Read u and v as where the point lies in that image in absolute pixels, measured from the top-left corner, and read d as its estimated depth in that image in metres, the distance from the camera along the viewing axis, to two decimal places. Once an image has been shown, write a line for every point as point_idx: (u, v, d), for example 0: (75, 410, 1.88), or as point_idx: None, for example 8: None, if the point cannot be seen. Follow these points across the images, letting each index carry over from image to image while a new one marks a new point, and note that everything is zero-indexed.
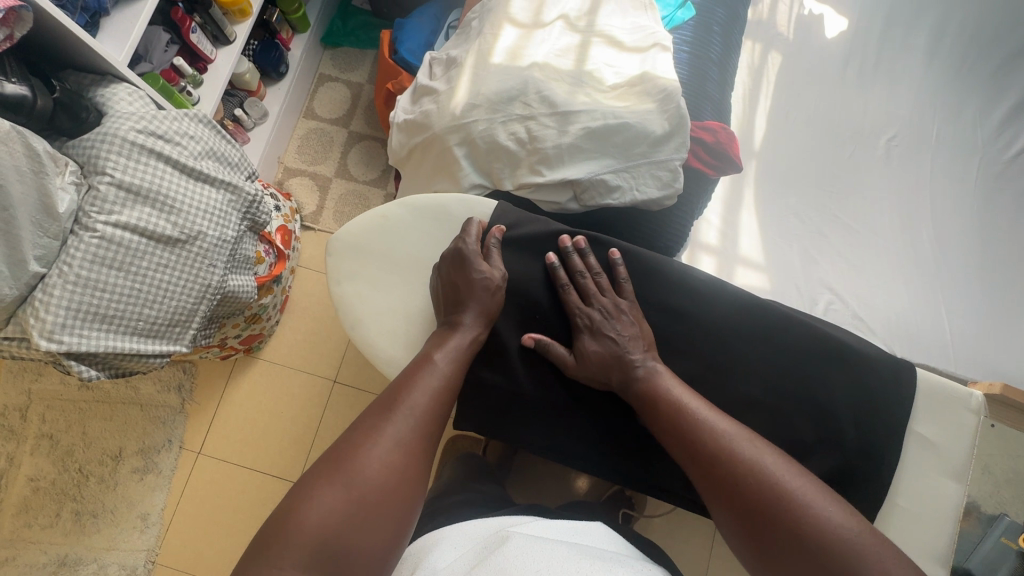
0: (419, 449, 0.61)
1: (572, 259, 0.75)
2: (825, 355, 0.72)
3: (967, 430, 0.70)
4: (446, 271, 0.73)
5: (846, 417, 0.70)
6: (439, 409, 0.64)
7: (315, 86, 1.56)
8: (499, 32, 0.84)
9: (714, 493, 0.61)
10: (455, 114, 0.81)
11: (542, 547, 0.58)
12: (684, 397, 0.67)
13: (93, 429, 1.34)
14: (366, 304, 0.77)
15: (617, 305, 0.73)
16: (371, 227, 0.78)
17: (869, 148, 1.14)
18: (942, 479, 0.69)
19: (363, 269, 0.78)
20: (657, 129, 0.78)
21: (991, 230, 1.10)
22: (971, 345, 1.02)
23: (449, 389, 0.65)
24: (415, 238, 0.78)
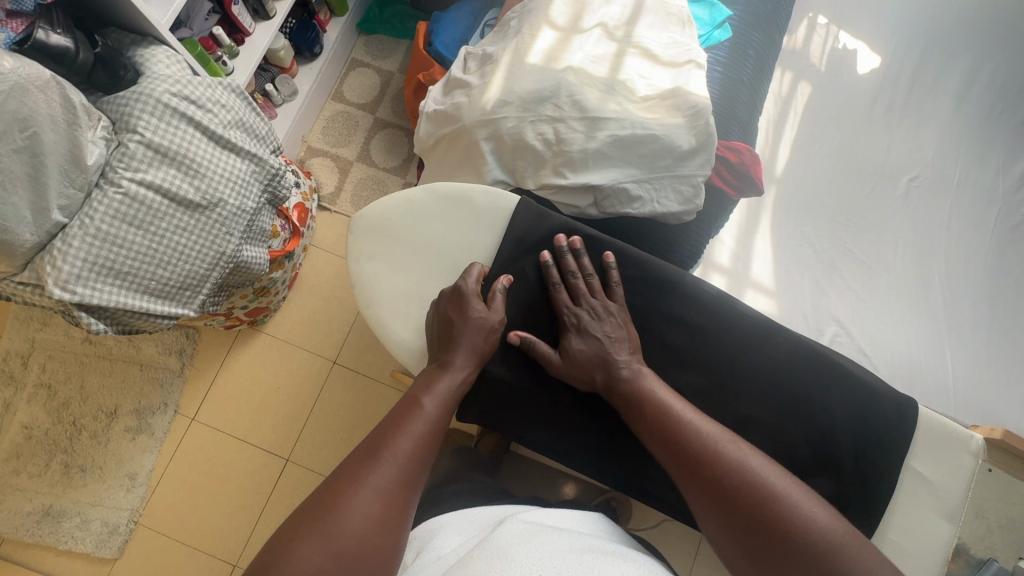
0: (401, 497, 0.59)
1: (564, 259, 0.76)
2: (828, 384, 0.72)
3: (965, 472, 0.69)
4: (447, 302, 0.72)
5: (843, 446, 0.71)
6: (424, 455, 0.63)
7: (346, 70, 1.57)
8: (538, 33, 0.85)
9: (702, 493, 0.61)
10: (486, 109, 0.82)
11: (543, 537, 0.63)
12: (669, 398, 0.68)
13: (91, 384, 1.34)
14: (382, 285, 0.78)
15: (606, 306, 0.73)
16: (394, 210, 0.79)
17: (890, 186, 1.15)
18: (936, 517, 0.69)
19: (381, 250, 0.78)
20: (684, 145, 0.79)
21: (1003, 281, 1.10)
22: (972, 390, 1.02)
23: (433, 434, 0.64)
24: (435, 225, 0.78)
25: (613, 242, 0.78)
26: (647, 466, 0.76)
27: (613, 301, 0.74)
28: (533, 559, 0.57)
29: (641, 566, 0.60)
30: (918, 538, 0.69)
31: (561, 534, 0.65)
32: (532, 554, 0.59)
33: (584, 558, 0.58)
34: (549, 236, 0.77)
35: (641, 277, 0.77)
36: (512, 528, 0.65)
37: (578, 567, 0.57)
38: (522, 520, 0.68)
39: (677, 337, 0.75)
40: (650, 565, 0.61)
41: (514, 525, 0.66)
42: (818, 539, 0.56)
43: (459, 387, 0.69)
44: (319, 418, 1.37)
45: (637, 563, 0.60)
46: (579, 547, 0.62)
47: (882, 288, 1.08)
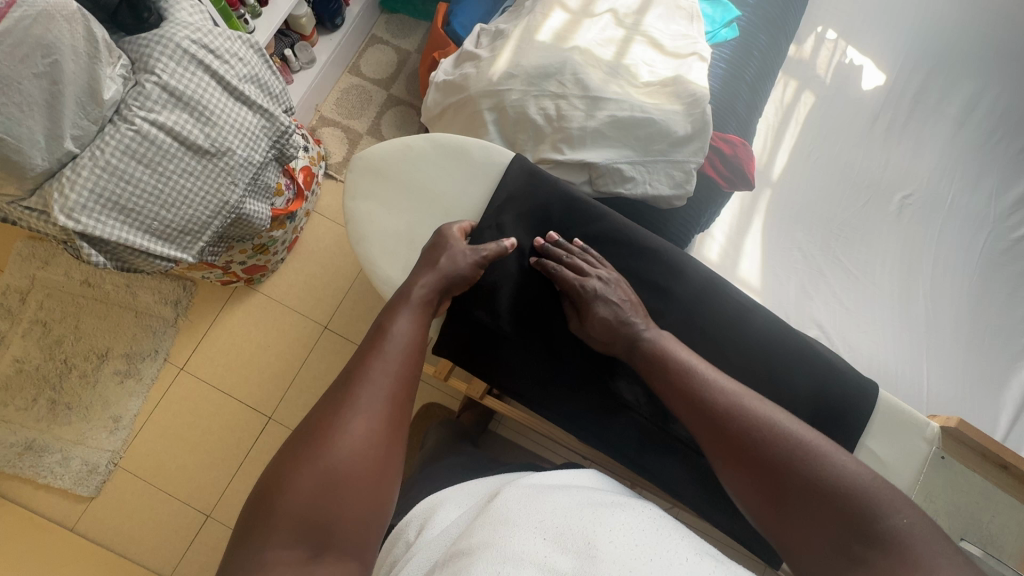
0: (389, 414, 0.60)
1: (546, 248, 0.77)
2: (798, 371, 0.74)
3: (917, 461, 0.71)
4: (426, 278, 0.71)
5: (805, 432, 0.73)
6: (404, 371, 0.64)
7: (364, 46, 1.61)
8: (549, 13, 0.88)
9: (729, 451, 0.63)
10: (492, 80, 0.85)
11: (546, 500, 0.64)
12: (692, 357, 0.70)
13: (85, 325, 1.37)
14: (376, 227, 0.80)
15: (611, 276, 0.76)
16: (397, 156, 0.81)
17: (884, 201, 1.17)
18: None
19: (379, 192, 0.81)
20: (680, 131, 0.82)
21: (985, 302, 1.12)
22: (944, 401, 1.04)
23: (409, 352, 0.65)
24: (433, 176, 0.81)
25: (603, 208, 0.80)
26: (611, 428, 0.78)
27: (607, 268, 0.77)
28: (537, 524, 0.59)
29: (644, 513, 0.62)
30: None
31: (563, 492, 0.67)
32: (533, 517, 0.61)
33: (585, 513, 0.60)
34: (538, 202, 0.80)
35: (625, 250, 0.79)
36: (511, 494, 0.66)
37: (581, 524, 0.58)
38: (522, 484, 0.70)
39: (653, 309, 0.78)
40: (653, 511, 0.63)
41: (513, 491, 0.68)
42: (844, 485, 0.57)
43: (420, 298, 0.70)
44: (306, 379, 1.39)
45: (640, 510, 0.62)
46: (582, 503, 0.64)
47: (866, 296, 1.11)
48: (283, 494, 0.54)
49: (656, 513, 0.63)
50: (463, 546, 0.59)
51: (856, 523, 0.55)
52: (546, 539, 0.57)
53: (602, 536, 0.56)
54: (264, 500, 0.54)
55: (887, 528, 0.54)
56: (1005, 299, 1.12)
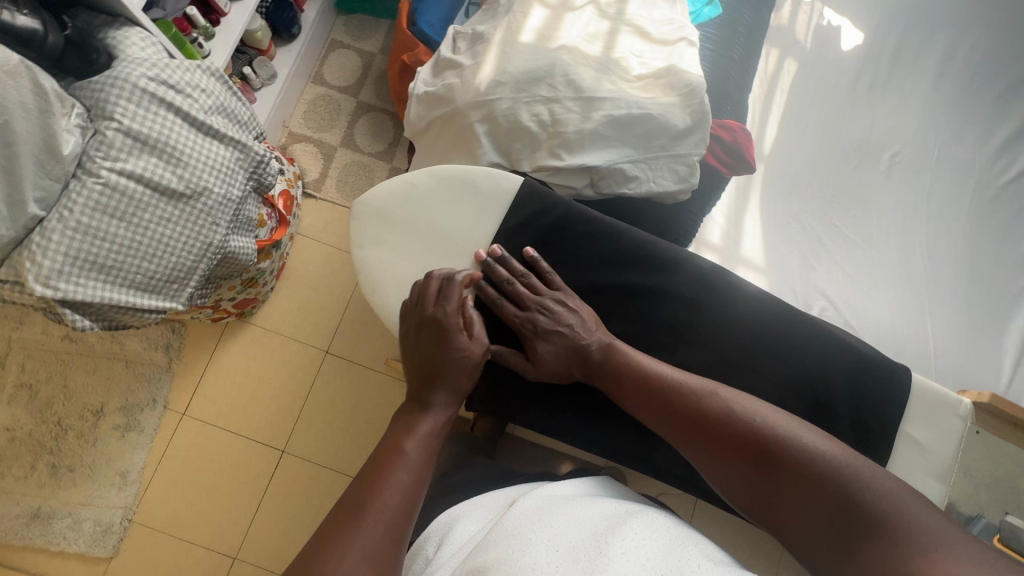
0: (389, 548, 0.54)
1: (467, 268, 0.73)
2: (827, 356, 0.73)
3: (954, 439, 0.70)
4: (415, 329, 0.70)
5: (842, 418, 0.71)
6: (409, 504, 0.58)
7: (325, 52, 1.53)
8: (529, 11, 0.84)
9: (704, 447, 0.63)
10: (479, 90, 0.81)
11: (558, 513, 0.64)
12: (646, 363, 0.70)
13: (75, 382, 1.31)
14: (390, 269, 0.77)
15: (555, 299, 0.74)
16: (398, 195, 0.78)
17: (874, 162, 1.17)
18: (925, 479, 0.70)
19: (387, 236, 0.77)
20: (679, 123, 0.79)
21: (981, 251, 1.14)
22: (950, 356, 1.07)
23: (418, 480, 0.59)
24: (440, 210, 0.77)
25: (619, 225, 0.78)
26: (646, 441, 0.77)
27: (551, 290, 0.74)
28: (548, 535, 0.59)
29: (657, 518, 0.62)
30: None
31: (576, 503, 0.66)
32: (545, 531, 0.60)
33: (598, 525, 0.60)
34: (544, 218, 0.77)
35: (641, 255, 0.77)
36: (520, 507, 0.66)
37: (593, 534, 0.58)
38: (535, 497, 0.69)
39: (673, 312, 0.76)
40: (666, 517, 0.63)
41: (525, 504, 0.67)
42: (824, 472, 0.57)
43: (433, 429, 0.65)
44: (314, 408, 1.36)
45: (652, 515, 0.62)
46: (594, 511, 0.64)
47: (864, 260, 1.11)
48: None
49: (669, 519, 0.63)
50: (478, 562, 0.58)
51: (841, 503, 0.55)
52: (559, 550, 0.56)
53: (615, 541, 0.56)
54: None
55: (868, 502, 0.54)
56: (999, 246, 1.14)
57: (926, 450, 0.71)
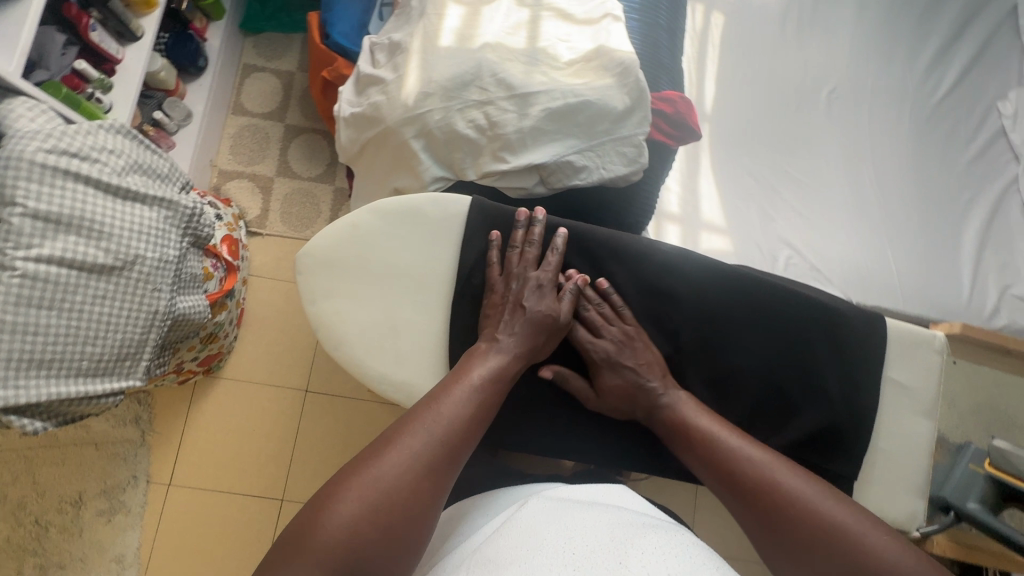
0: (443, 455, 0.55)
1: (538, 232, 0.71)
2: (803, 317, 0.73)
3: (935, 375, 0.72)
4: (512, 290, 0.69)
5: (826, 373, 0.72)
6: (469, 423, 0.58)
7: (240, 79, 1.44)
8: (444, 11, 0.79)
9: (761, 525, 0.58)
10: (408, 105, 0.77)
11: (569, 523, 0.60)
12: (716, 433, 0.65)
13: (45, 476, 1.23)
14: (350, 316, 0.71)
15: (626, 333, 0.72)
16: (347, 237, 0.72)
17: (813, 102, 1.18)
18: (915, 418, 0.72)
19: (340, 286, 0.71)
20: (619, 105, 0.77)
21: (926, 172, 1.17)
22: (914, 280, 1.10)
23: (478, 400, 0.60)
24: (392, 248, 0.72)
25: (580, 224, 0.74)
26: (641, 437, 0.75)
27: (623, 323, 0.72)
28: (566, 542, 0.55)
29: (676, 533, 0.58)
30: (902, 442, 0.72)
31: (593, 513, 0.63)
32: (562, 537, 0.56)
33: (616, 535, 0.56)
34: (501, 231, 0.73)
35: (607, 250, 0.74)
36: (538, 514, 0.62)
37: (606, 541, 0.55)
38: (550, 504, 0.66)
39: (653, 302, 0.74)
40: (686, 532, 0.59)
41: (542, 509, 0.64)
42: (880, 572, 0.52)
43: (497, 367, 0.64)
44: (306, 449, 1.32)
45: (671, 528, 0.59)
46: (608, 519, 0.61)
47: (820, 202, 1.13)
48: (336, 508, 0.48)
49: (689, 535, 0.59)
50: (490, 559, 0.55)
51: None
52: (576, 555, 0.53)
53: (633, 551, 0.52)
54: (311, 515, 0.48)
55: None
56: (941, 165, 1.18)
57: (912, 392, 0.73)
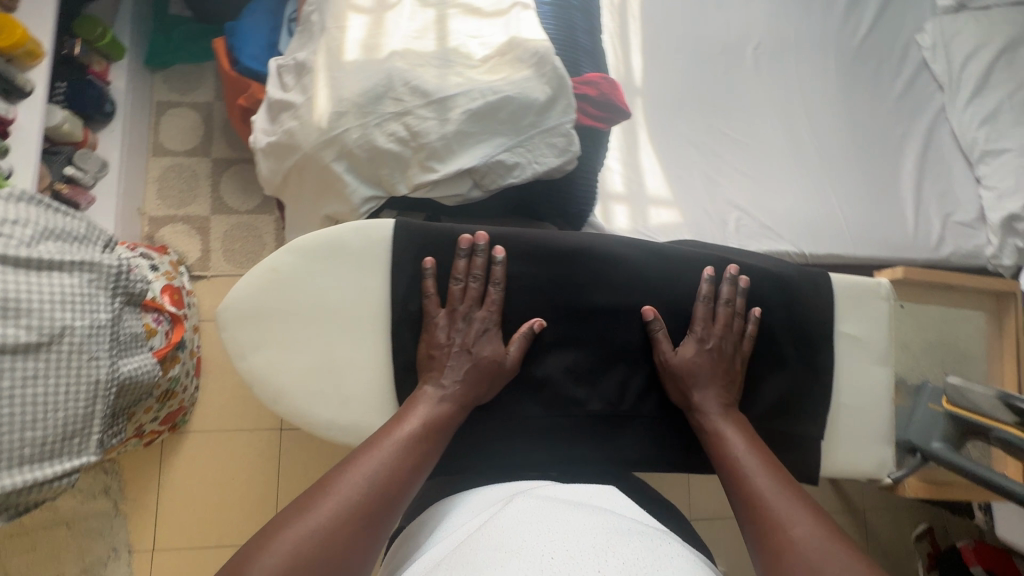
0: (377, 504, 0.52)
1: (482, 264, 0.65)
2: (750, 283, 0.71)
3: (884, 320, 0.72)
4: (456, 333, 0.63)
5: (781, 337, 0.71)
6: (411, 472, 0.56)
7: (155, 118, 1.36)
8: (345, 24, 0.75)
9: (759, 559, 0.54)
10: (322, 127, 0.73)
11: (548, 525, 0.55)
12: (753, 468, 0.61)
13: (17, 566, 1.17)
14: (285, 374, 0.64)
15: (737, 349, 0.69)
16: (261, 289, 0.64)
17: (740, 60, 1.19)
18: (873, 366, 0.72)
19: (269, 334, 0.64)
20: (540, 96, 0.74)
21: (856, 115, 1.19)
22: (860, 222, 1.12)
23: (424, 450, 0.58)
24: (316, 286, 0.64)
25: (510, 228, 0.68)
26: (615, 438, 0.71)
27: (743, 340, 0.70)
28: (546, 545, 0.50)
29: (672, 556, 0.52)
30: (866, 392, 0.71)
31: (576, 512, 0.58)
32: (543, 540, 0.52)
33: (598, 539, 0.52)
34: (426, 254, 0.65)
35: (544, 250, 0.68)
36: (521, 513, 0.58)
37: (588, 550, 0.50)
38: (533, 499, 0.61)
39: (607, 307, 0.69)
40: (683, 554, 0.53)
41: (526, 506, 0.59)
42: None
43: (444, 414, 0.61)
44: (291, 488, 1.29)
45: (667, 549, 0.52)
46: (597, 524, 0.55)
47: (760, 159, 1.14)
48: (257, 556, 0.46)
49: (688, 559, 0.52)
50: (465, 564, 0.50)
51: None
52: (556, 560, 0.48)
53: (612, 562, 0.48)
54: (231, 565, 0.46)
55: None
56: (870, 105, 1.20)
57: (864, 341, 0.72)
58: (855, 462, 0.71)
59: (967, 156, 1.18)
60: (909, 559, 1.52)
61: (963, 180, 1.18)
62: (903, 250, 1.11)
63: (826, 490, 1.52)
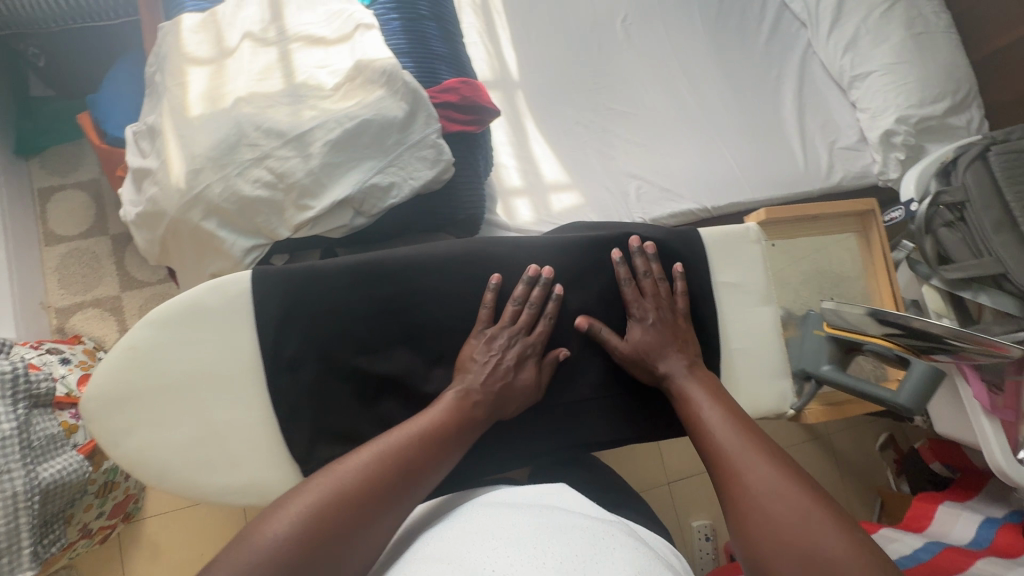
0: (402, 475, 0.48)
1: (541, 293, 0.60)
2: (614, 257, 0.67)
3: (758, 262, 0.70)
4: (496, 350, 0.56)
5: (662, 302, 0.68)
6: (439, 447, 0.51)
7: (41, 206, 1.30)
8: (186, 79, 0.73)
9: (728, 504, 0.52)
10: (181, 189, 0.71)
11: (489, 524, 0.52)
12: (718, 422, 0.58)
13: None
14: (169, 463, 0.50)
15: (674, 315, 0.66)
16: (116, 366, 0.50)
17: (611, 36, 1.21)
18: (758, 310, 0.70)
19: (142, 418, 0.51)
20: (399, 113, 0.74)
21: (730, 66, 1.24)
22: (754, 167, 1.16)
23: (458, 424, 0.53)
24: (192, 357, 0.51)
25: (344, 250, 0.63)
26: None
27: (676, 306, 0.67)
28: (491, 562, 0.46)
29: (620, 556, 0.49)
30: (754, 334, 0.70)
31: (533, 520, 0.54)
32: (490, 554, 0.47)
33: (551, 546, 0.48)
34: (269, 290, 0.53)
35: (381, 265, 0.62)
36: (468, 526, 0.53)
37: (540, 562, 0.45)
38: (483, 509, 0.56)
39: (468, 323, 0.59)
40: (625, 555, 0.49)
41: (475, 519, 0.54)
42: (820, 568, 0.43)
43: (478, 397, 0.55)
44: None
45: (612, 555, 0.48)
46: (543, 523, 0.52)
47: (648, 126, 1.17)
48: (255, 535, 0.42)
49: (635, 554, 0.50)
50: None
51: None
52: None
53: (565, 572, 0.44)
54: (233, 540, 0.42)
55: None
56: (741, 55, 1.25)
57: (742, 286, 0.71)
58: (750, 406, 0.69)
59: (839, 83, 1.24)
60: (879, 468, 1.60)
61: (840, 107, 1.23)
62: (798, 185, 1.16)
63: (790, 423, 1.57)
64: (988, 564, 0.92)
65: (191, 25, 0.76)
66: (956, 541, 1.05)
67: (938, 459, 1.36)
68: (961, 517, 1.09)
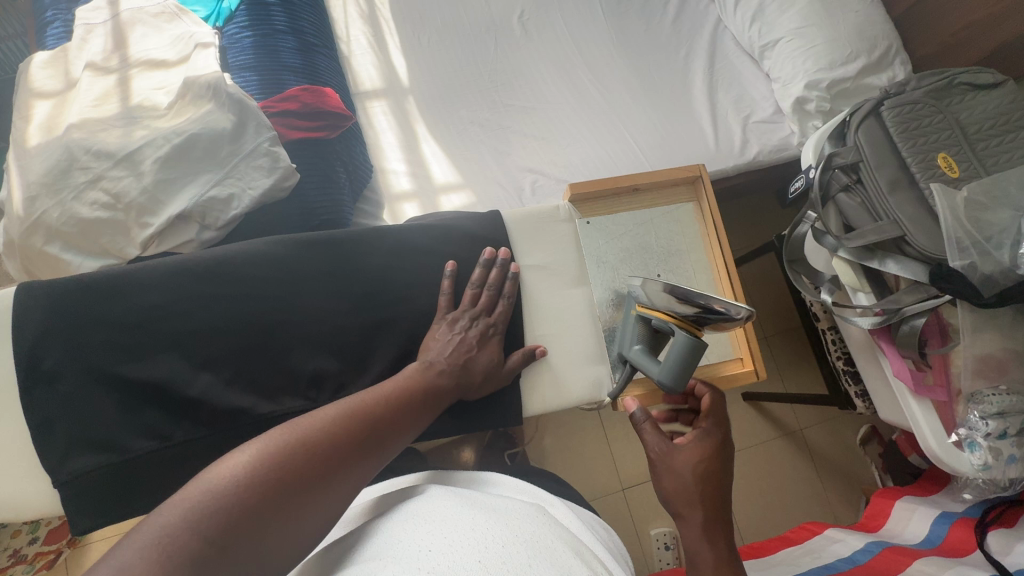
0: (381, 415, 0.55)
1: (497, 274, 0.73)
2: (428, 249, 0.74)
3: (568, 242, 0.80)
4: (458, 326, 0.69)
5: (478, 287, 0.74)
6: (411, 403, 0.59)
7: None
8: (29, 111, 0.76)
9: None
10: (21, 216, 0.71)
11: (426, 512, 0.49)
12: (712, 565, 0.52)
13: None
14: None
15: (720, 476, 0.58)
16: None
17: (508, 32, 1.20)
18: (567, 291, 0.79)
19: None
20: (226, 124, 0.75)
21: (632, 49, 1.21)
22: (659, 149, 1.11)
23: (423, 395, 0.61)
24: None
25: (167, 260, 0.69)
26: None
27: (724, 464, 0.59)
28: (448, 544, 0.43)
29: (555, 532, 0.49)
30: (560, 316, 0.77)
31: (494, 502, 0.53)
32: (446, 538, 0.44)
33: (516, 525, 0.48)
34: (128, 284, 0.64)
35: (185, 277, 0.65)
36: (430, 505, 0.51)
37: (502, 538, 0.45)
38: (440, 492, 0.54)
39: (264, 315, 0.67)
40: (559, 528, 0.51)
41: (437, 502, 0.51)
42: None
43: (459, 364, 0.66)
44: None
45: (553, 529, 0.50)
46: (485, 510, 0.50)
47: (548, 118, 1.14)
48: (206, 469, 0.42)
49: (567, 534, 0.50)
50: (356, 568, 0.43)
51: None
52: (458, 555, 0.42)
53: (529, 544, 0.45)
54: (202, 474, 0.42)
55: None
56: (646, 36, 1.22)
57: (550, 267, 0.79)
58: (551, 390, 0.75)
59: (752, 55, 1.18)
60: (864, 465, 1.45)
61: (754, 80, 1.17)
62: (706, 163, 1.10)
63: (757, 419, 1.47)
64: (925, 563, 0.81)
65: (39, 61, 0.80)
66: (908, 541, 0.94)
67: (915, 450, 1.22)
68: (916, 513, 0.98)
